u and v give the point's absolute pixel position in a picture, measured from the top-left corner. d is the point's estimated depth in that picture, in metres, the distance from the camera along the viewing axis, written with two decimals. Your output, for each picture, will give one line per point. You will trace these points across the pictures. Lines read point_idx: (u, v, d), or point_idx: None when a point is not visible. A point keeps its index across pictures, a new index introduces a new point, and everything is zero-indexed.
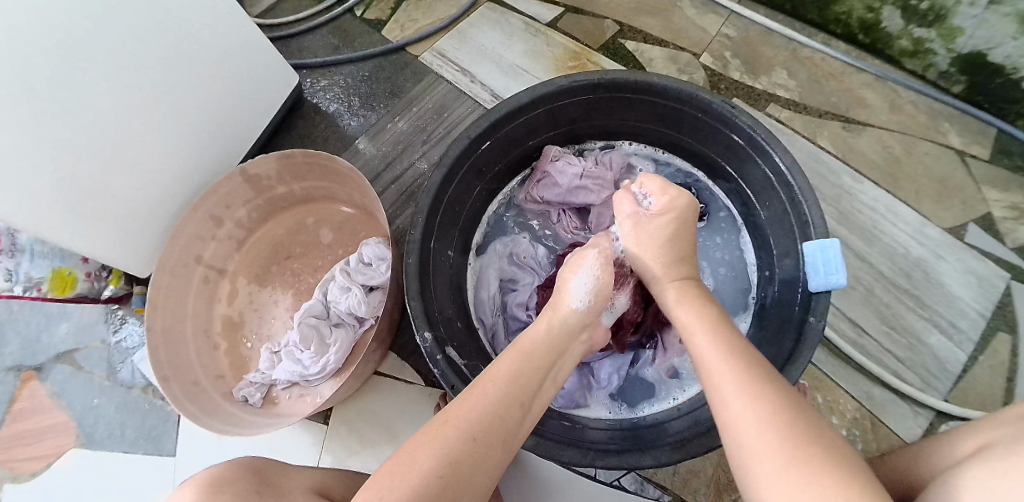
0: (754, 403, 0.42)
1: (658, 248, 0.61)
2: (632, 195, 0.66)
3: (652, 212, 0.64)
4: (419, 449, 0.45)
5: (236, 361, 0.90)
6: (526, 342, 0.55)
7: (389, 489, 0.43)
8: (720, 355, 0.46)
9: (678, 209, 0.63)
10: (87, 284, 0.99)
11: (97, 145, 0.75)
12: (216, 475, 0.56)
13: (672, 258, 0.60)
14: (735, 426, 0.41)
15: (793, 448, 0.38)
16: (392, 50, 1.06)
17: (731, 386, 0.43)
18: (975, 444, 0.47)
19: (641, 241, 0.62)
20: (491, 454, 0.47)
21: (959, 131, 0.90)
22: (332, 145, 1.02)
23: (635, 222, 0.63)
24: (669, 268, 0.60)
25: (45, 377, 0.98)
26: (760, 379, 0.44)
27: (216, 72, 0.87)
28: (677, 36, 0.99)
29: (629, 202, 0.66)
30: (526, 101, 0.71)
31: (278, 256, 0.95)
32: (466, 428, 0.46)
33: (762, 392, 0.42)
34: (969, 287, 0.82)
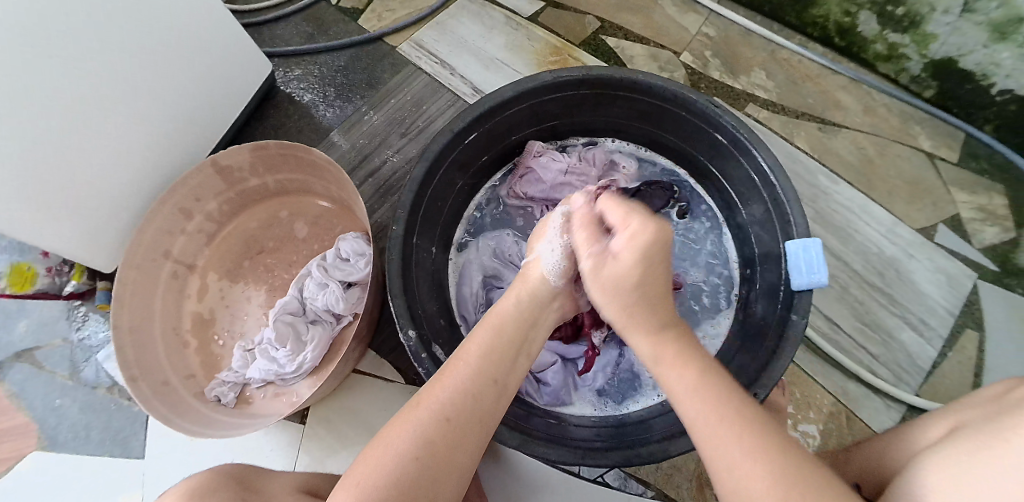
0: (755, 451, 0.39)
1: (625, 292, 0.50)
2: (586, 229, 0.54)
3: (613, 254, 0.51)
4: (392, 434, 0.44)
5: (208, 359, 0.87)
6: (497, 314, 0.53)
7: (365, 476, 0.42)
8: (700, 393, 0.43)
9: (642, 240, 0.50)
10: (48, 279, 0.96)
11: (57, 133, 0.71)
12: (195, 485, 0.53)
13: (630, 300, 0.50)
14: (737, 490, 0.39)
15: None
16: (369, 40, 1.03)
17: (723, 430, 0.41)
18: (949, 426, 0.49)
19: (603, 285, 0.51)
20: (470, 431, 0.46)
21: (929, 135, 0.93)
22: (305, 136, 0.99)
23: (630, 229, 0.51)
24: (635, 316, 0.50)
25: (2, 378, 0.93)
26: (742, 425, 0.41)
27: (185, 58, 0.83)
28: (658, 33, 1.00)
29: (587, 239, 0.53)
30: (510, 95, 0.70)
31: (251, 250, 0.91)
32: (440, 410, 0.45)
33: (758, 452, 0.39)
34: (938, 285, 0.85)
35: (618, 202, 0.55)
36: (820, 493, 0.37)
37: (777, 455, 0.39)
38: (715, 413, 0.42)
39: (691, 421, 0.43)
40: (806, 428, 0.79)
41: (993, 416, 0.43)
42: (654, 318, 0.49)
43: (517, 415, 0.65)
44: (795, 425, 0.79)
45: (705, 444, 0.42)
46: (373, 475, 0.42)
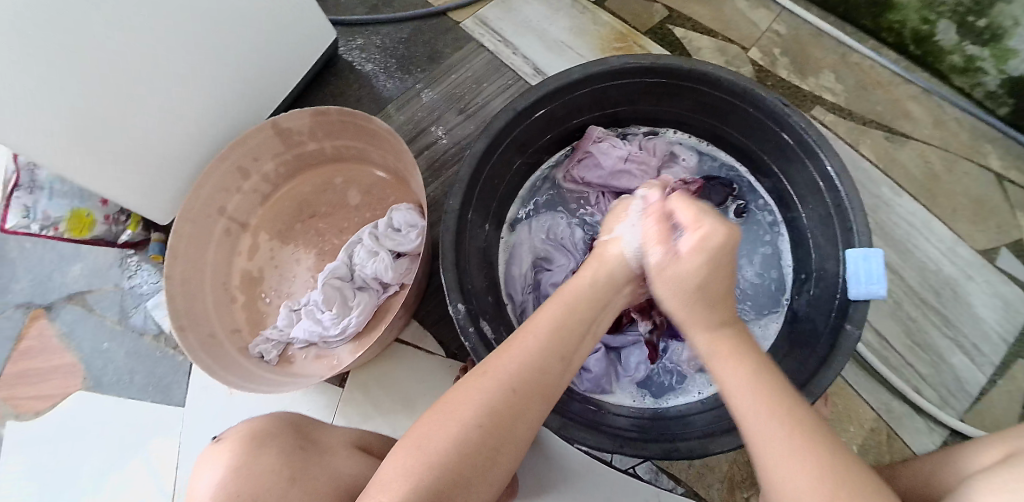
0: (804, 444, 0.40)
1: (688, 295, 0.50)
2: (658, 229, 0.54)
3: (679, 253, 0.51)
4: (458, 398, 0.45)
5: (254, 316, 0.89)
6: (567, 293, 0.53)
7: (427, 439, 0.43)
8: (754, 381, 0.44)
9: (710, 250, 0.50)
10: (105, 227, 0.97)
11: (128, 82, 0.73)
12: (258, 428, 0.56)
13: (694, 303, 0.50)
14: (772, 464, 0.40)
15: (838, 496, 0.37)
16: (433, 15, 1.03)
17: (773, 420, 0.41)
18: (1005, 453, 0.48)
19: (666, 285, 0.52)
20: (533, 403, 0.45)
21: (999, 154, 0.89)
22: (365, 106, 1.00)
23: (699, 234, 0.51)
24: (694, 319, 0.51)
25: (55, 316, 0.97)
26: (796, 409, 0.42)
27: (254, 20, 0.84)
28: (727, 27, 0.98)
29: (656, 238, 0.53)
30: (578, 77, 0.70)
31: (302, 214, 0.93)
32: (506, 381, 0.45)
33: (808, 432, 0.40)
34: (995, 311, 0.82)
35: (691, 204, 0.54)
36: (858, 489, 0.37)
37: (833, 455, 0.39)
38: (766, 405, 0.42)
39: (740, 397, 0.45)
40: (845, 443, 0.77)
41: None
42: (712, 325, 0.50)
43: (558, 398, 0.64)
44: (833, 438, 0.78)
45: (750, 419, 0.43)
46: (438, 437, 0.43)
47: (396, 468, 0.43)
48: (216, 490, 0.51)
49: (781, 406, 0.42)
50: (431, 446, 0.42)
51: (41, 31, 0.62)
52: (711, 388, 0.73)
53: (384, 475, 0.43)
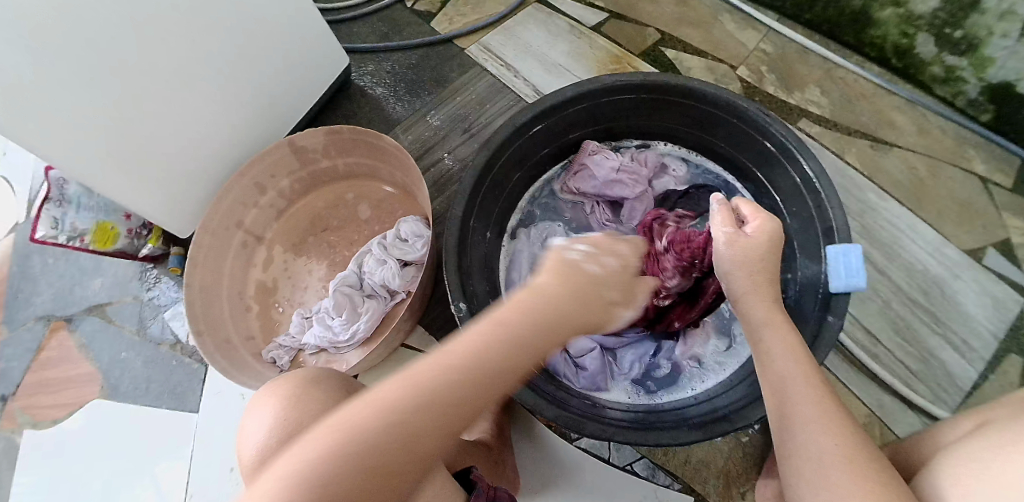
0: (826, 414, 0.50)
1: (754, 266, 0.61)
2: (729, 217, 0.63)
3: (747, 233, 0.62)
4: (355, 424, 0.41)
5: (267, 324, 0.93)
6: (538, 310, 0.46)
7: (332, 475, 0.40)
8: (794, 362, 0.55)
9: (772, 233, 0.62)
10: (127, 240, 1.02)
11: (152, 104, 0.79)
12: (313, 371, 0.61)
13: (757, 274, 0.61)
14: (802, 427, 0.51)
15: (851, 450, 0.47)
16: (439, 41, 1.09)
17: (806, 394, 0.52)
18: (978, 429, 0.51)
19: (735, 259, 0.61)
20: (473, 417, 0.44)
21: (983, 159, 0.93)
22: (375, 126, 1.05)
23: (761, 222, 0.62)
24: (757, 284, 0.61)
25: (74, 328, 1.02)
26: (825, 390, 0.53)
27: (271, 47, 0.91)
28: (716, 47, 1.03)
29: (724, 220, 0.63)
30: (570, 95, 0.75)
31: (315, 227, 0.98)
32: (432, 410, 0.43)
33: (830, 405, 0.51)
34: (983, 307, 0.85)
35: (748, 203, 0.66)
36: (866, 448, 0.48)
37: (846, 425, 0.50)
38: (803, 382, 0.53)
39: (784, 374, 0.55)
40: None
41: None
42: (771, 294, 0.61)
43: (553, 394, 0.68)
44: None
45: (787, 391, 0.53)
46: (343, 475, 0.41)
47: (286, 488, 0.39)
48: (272, 425, 0.56)
49: (812, 386, 0.53)
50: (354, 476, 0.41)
51: (93, 74, 0.70)
52: (703, 385, 0.75)
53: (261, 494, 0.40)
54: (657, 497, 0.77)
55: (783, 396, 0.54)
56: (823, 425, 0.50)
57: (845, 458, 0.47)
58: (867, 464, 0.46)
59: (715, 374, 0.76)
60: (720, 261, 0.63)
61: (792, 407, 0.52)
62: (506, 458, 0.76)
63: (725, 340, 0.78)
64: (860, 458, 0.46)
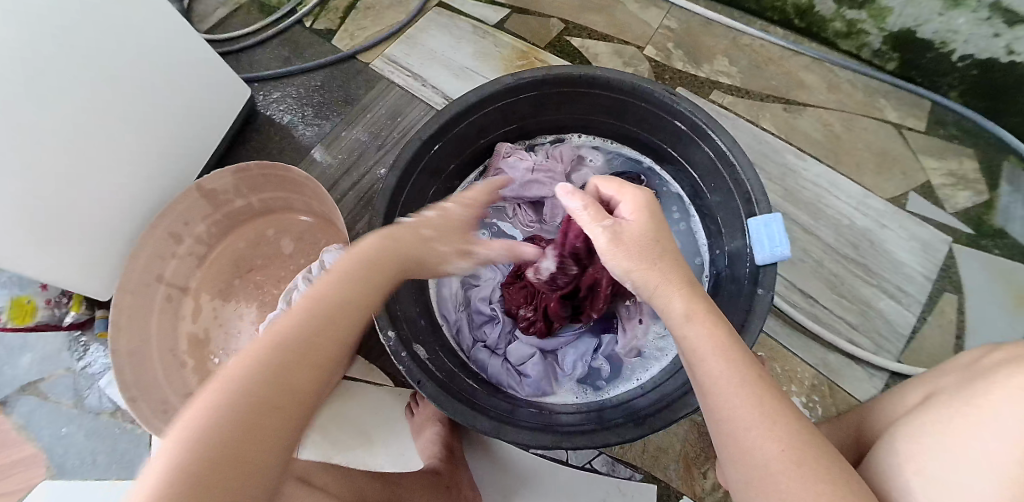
0: (767, 419, 0.40)
1: (646, 249, 0.53)
2: (591, 204, 0.57)
3: (625, 220, 0.55)
4: (344, 275, 0.47)
5: (205, 377, 0.89)
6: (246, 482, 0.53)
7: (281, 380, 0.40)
8: (720, 360, 0.44)
9: (645, 209, 0.56)
10: (47, 312, 0.96)
11: (50, 164, 0.74)
12: None
13: (646, 262, 0.52)
14: (739, 441, 0.41)
15: (800, 464, 0.38)
16: (344, 59, 1.07)
17: (740, 399, 0.41)
18: (921, 393, 0.51)
19: (628, 253, 0.53)
20: (338, 346, 0.44)
21: (895, 106, 0.94)
22: (288, 156, 1.02)
23: (631, 201, 0.57)
24: (663, 270, 0.52)
25: (9, 410, 0.95)
26: (763, 389, 0.42)
27: (167, 87, 0.87)
28: (622, 30, 1.02)
29: (594, 217, 0.56)
30: (475, 100, 0.73)
31: (240, 269, 0.95)
32: (308, 331, 0.43)
33: (773, 407, 0.41)
34: (913, 252, 0.86)
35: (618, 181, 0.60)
36: (817, 456, 0.38)
37: (793, 426, 0.40)
38: (737, 381, 0.42)
39: (712, 376, 0.44)
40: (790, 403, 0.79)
41: (967, 382, 0.45)
42: (681, 277, 0.51)
43: (501, 409, 0.67)
44: None
45: (716, 397, 0.43)
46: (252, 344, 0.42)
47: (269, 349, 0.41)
48: None
49: (745, 385, 0.42)
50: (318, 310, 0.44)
51: None
52: (647, 373, 0.75)
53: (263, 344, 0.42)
54: (620, 490, 0.76)
55: (713, 403, 0.43)
56: (764, 436, 0.39)
57: (795, 474, 0.38)
58: (821, 483, 0.37)
59: (657, 361, 0.76)
60: (613, 265, 0.54)
61: (727, 417, 0.42)
62: (462, 480, 0.73)
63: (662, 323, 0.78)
64: (814, 469, 0.37)
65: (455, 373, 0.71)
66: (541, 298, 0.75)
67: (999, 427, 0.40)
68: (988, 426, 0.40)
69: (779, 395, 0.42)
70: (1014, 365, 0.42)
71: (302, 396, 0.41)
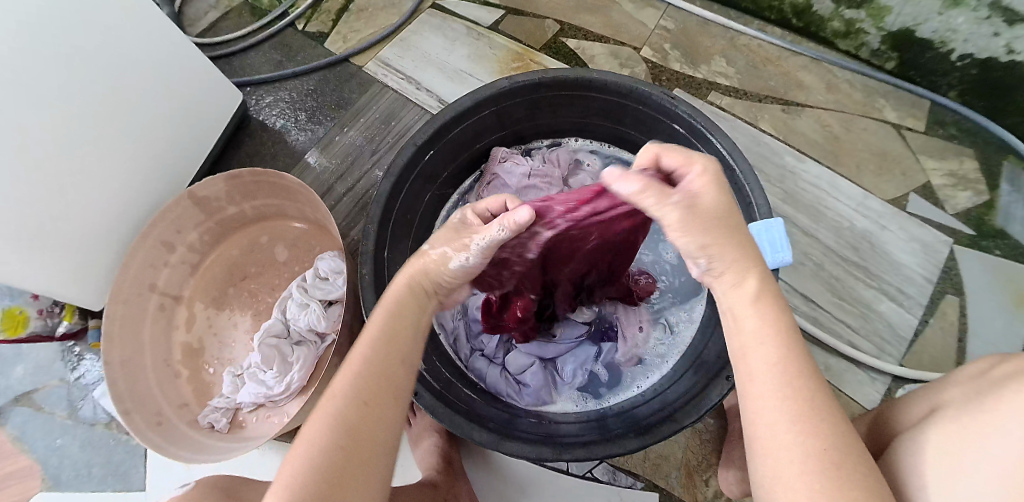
0: (810, 420, 0.39)
1: (723, 229, 0.45)
2: (654, 183, 0.45)
3: (694, 194, 0.46)
4: (386, 319, 0.49)
5: (199, 387, 0.88)
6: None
7: (341, 449, 0.42)
8: (777, 349, 0.42)
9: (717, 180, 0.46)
10: (40, 321, 0.95)
11: (42, 174, 0.72)
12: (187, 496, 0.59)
13: (725, 240, 0.45)
14: (778, 435, 0.39)
15: (833, 472, 0.37)
16: (336, 62, 1.05)
17: (789, 393, 0.40)
18: (928, 405, 0.50)
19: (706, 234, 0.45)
20: (398, 392, 0.46)
21: (893, 106, 0.93)
22: (281, 161, 1.01)
23: (698, 171, 0.46)
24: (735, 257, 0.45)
25: (3, 421, 0.93)
26: (812, 388, 0.40)
27: (161, 94, 0.86)
28: (618, 31, 1.01)
29: (658, 195, 0.45)
30: (469, 104, 0.72)
31: (234, 277, 0.93)
32: (363, 375, 0.45)
33: (819, 410, 0.39)
34: (913, 254, 0.85)
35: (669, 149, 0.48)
36: (852, 463, 0.38)
37: (834, 428, 0.39)
38: (786, 374, 0.41)
39: (755, 365, 0.42)
40: None
41: (974, 393, 0.45)
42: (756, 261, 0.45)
43: (500, 419, 0.66)
44: None
45: (757, 385, 0.41)
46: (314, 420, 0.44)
47: (321, 422, 0.43)
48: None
49: (798, 378, 0.41)
50: (366, 373, 0.45)
51: None
52: (647, 380, 0.75)
53: (314, 420, 0.43)
54: (621, 499, 0.76)
55: (755, 390, 0.41)
56: (806, 433, 0.38)
57: (828, 481, 0.37)
58: (853, 491, 0.37)
59: (657, 368, 0.75)
60: (685, 245, 0.45)
61: (768, 403, 0.40)
62: (460, 490, 0.72)
63: (663, 329, 0.78)
64: (847, 475, 0.37)
65: (452, 383, 0.70)
66: (535, 269, 0.65)
67: (1004, 441, 0.39)
68: (993, 439, 0.40)
69: (829, 396, 0.41)
70: (1018, 379, 0.42)
71: (367, 460, 0.42)
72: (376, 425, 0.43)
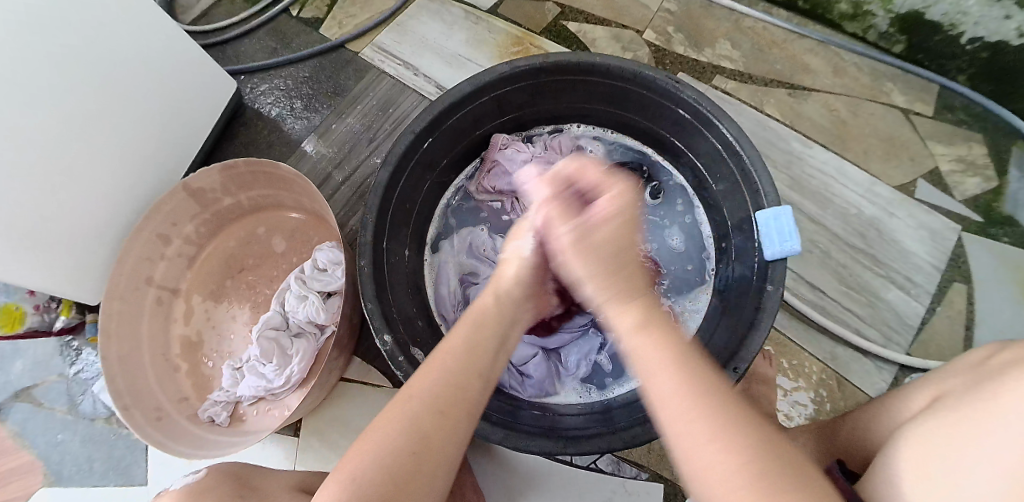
0: (721, 431, 0.37)
1: (606, 262, 0.48)
2: (559, 208, 0.53)
3: (593, 219, 0.51)
4: (467, 330, 0.51)
5: (198, 381, 0.87)
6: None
7: (415, 447, 0.43)
8: (677, 369, 0.40)
9: (625, 208, 0.51)
10: (37, 317, 0.93)
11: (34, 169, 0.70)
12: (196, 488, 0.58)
13: (609, 272, 0.48)
14: (692, 451, 0.38)
15: (760, 486, 0.35)
16: (332, 48, 1.03)
17: (684, 405, 0.39)
18: (930, 396, 0.49)
19: (591, 263, 0.49)
20: (473, 401, 0.48)
21: (901, 90, 0.91)
22: (277, 151, 0.99)
23: (612, 200, 0.51)
24: (613, 286, 0.47)
25: (3, 417, 0.92)
26: (716, 395, 0.39)
27: (154, 85, 0.83)
28: (620, 14, 0.99)
29: (560, 220, 0.52)
30: (469, 90, 0.70)
31: (231, 269, 0.92)
32: (443, 382, 0.47)
33: (731, 419, 0.38)
34: (921, 242, 0.84)
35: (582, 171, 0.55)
36: (781, 472, 0.36)
37: (754, 437, 0.37)
38: (680, 384, 0.39)
39: (655, 383, 0.41)
40: (798, 397, 0.78)
41: (974, 383, 0.44)
42: (633, 287, 0.47)
43: (503, 412, 0.65)
44: (786, 395, 0.78)
45: (662, 401, 0.40)
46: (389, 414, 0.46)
47: (398, 420, 0.44)
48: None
49: (700, 389, 0.39)
50: (443, 380, 0.47)
51: None
52: None
53: (391, 418, 0.45)
54: (626, 489, 0.75)
55: (665, 408, 0.40)
56: (721, 447, 0.37)
57: (759, 496, 0.35)
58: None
59: None
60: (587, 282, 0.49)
61: (679, 425, 0.38)
62: (464, 483, 0.72)
63: (668, 318, 0.78)
64: (773, 485, 0.35)
65: None
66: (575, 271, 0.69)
67: (1004, 435, 0.37)
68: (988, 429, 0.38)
69: (741, 403, 0.39)
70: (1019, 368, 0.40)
71: (436, 459, 0.44)
72: (450, 429, 0.45)
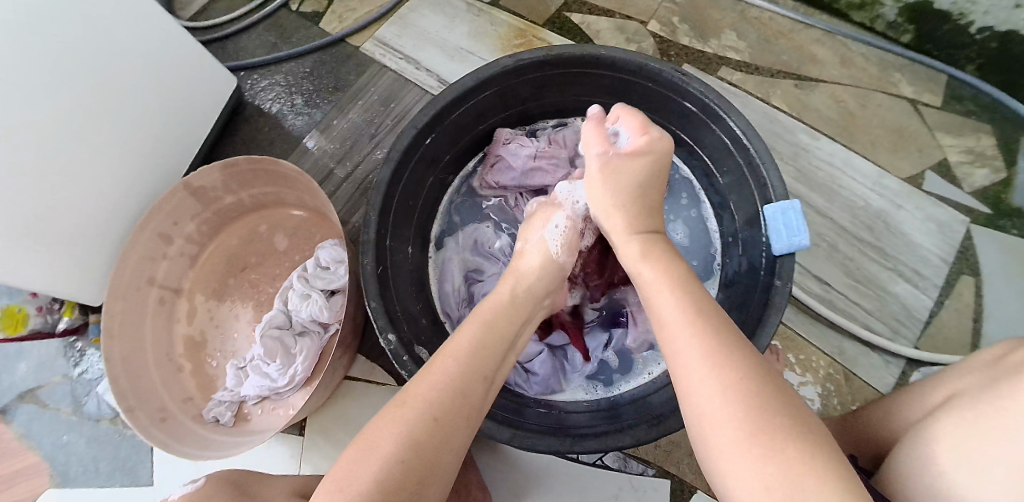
0: (718, 361, 0.40)
1: (627, 198, 0.58)
2: (605, 139, 0.61)
3: (622, 154, 0.60)
4: (474, 331, 0.52)
5: (203, 381, 0.86)
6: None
7: (412, 449, 0.43)
8: (685, 309, 0.45)
9: (656, 151, 0.59)
10: (40, 318, 0.93)
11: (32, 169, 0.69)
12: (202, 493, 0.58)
13: (631, 209, 0.57)
14: (690, 377, 0.41)
15: (752, 414, 0.38)
16: (332, 43, 1.01)
17: (687, 334, 0.43)
18: (945, 393, 0.48)
19: (611, 193, 0.59)
20: (475, 406, 0.47)
21: (910, 81, 0.90)
22: (278, 147, 0.98)
23: (644, 139, 0.60)
24: (632, 217, 0.57)
25: (8, 419, 0.92)
26: (718, 329, 0.43)
27: (153, 82, 0.82)
28: (623, 5, 0.97)
29: (596, 141, 0.61)
30: (472, 84, 0.69)
31: (234, 268, 0.91)
32: (444, 385, 0.47)
33: (730, 355, 0.41)
34: (930, 234, 0.83)
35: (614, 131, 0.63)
36: (774, 406, 0.38)
37: (748, 366, 0.40)
38: (685, 316, 0.44)
39: (664, 315, 0.46)
40: (805, 392, 0.78)
41: (991, 381, 0.43)
42: (648, 227, 0.57)
43: (509, 410, 0.64)
44: (793, 391, 0.78)
45: (669, 328, 0.44)
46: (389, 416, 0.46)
47: (397, 420, 0.44)
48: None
49: (702, 324, 0.43)
50: (445, 382, 0.47)
51: None
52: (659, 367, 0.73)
53: (390, 418, 0.45)
54: (633, 486, 0.75)
55: (668, 341, 0.44)
56: (720, 374, 0.40)
57: (747, 434, 0.37)
58: (770, 440, 0.36)
59: None
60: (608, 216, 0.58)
61: (685, 365, 0.42)
62: (471, 481, 0.71)
63: None
64: (762, 415, 0.37)
65: None
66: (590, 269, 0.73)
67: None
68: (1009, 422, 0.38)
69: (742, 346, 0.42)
70: None
71: (434, 463, 0.43)
72: (448, 433, 0.45)
